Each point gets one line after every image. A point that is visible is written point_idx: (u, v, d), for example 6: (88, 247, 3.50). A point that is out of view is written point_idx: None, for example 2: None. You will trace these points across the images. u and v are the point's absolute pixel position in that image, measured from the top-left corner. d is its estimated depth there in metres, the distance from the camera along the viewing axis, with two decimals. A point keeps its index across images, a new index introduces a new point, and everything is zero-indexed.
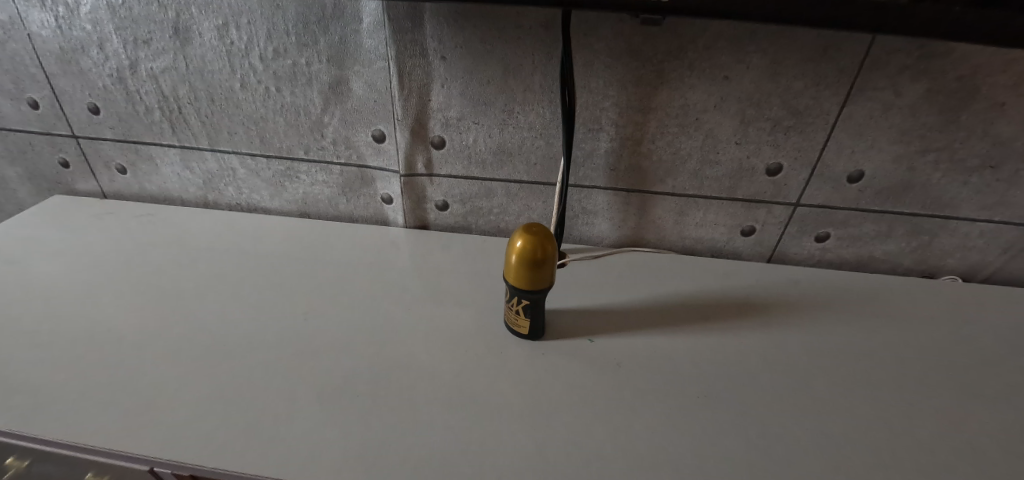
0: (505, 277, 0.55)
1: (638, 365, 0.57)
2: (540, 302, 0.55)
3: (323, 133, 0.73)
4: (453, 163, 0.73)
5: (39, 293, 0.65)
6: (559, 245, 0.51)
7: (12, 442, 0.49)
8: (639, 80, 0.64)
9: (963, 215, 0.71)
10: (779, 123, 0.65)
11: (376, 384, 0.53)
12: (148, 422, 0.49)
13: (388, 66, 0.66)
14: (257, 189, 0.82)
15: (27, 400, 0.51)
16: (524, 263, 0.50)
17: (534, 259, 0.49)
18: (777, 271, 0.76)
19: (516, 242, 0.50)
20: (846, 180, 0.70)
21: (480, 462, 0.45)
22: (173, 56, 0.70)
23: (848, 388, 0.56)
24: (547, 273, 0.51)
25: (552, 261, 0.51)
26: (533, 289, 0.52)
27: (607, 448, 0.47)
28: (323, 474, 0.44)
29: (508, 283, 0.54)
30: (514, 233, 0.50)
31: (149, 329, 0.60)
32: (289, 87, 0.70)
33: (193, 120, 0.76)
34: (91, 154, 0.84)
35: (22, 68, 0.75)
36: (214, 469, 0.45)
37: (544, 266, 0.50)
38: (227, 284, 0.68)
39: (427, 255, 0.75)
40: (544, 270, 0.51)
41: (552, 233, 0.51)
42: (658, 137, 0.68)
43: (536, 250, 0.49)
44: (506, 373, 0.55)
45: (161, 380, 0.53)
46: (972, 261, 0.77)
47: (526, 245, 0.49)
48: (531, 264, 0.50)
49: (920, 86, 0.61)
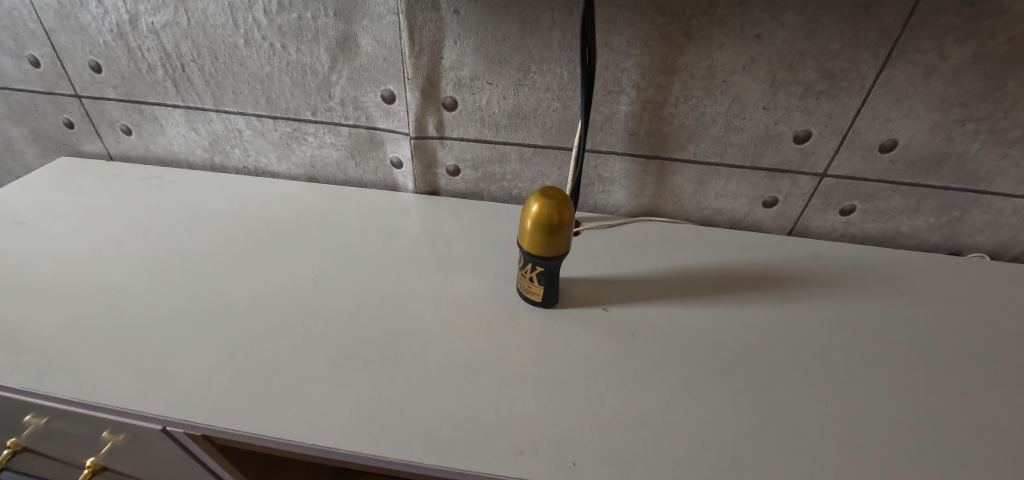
0: (519, 243, 0.53)
1: (653, 336, 0.55)
2: (555, 269, 0.53)
3: (331, 93, 0.71)
4: (465, 125, 0.70)
5: (49, 255, 0.65)
6: (576, 213, 0.49)
7: (28, 400, 0.49)
8: (664, 38, 0.60)
9: (998, 189, 0.68)
10: (812, 88, 0.62)
11: (387, 350, 0.52)
12: (161, 382, 0.48)
13: (398, 21, 0.62)
14: (264, 152, 0.80)
15: (41, 359, 0.51)
16: (540, 230, 0.48)
17: (550, 226, 0.48)
18: (798, 245, 0.74)
19: (531, 208, 0.48)
20: (878, 150, 0.66)
21: (492, 429, 0.44)
22: (174, 10, 0.67)
23: (868, 364, 0.54)
24: (564, 240, 0.49)
25: (569, 230, 0.49)
26: (548, 256, 0.50)
27: (621, 418, 0.46)
28: (335, 438, 0.43)
29: (522, 249, 0.52)
30: (530, 198, 0.48)
31: (158, 292, 0.60)
32: (295, 44, 0.67)
33: (197, 79, 0.73)
34: (95, 115, 0.82)
35: (21, 22, 0.73)
36: (226, 431, 0.45)
37: (560, 232, 0.48)
38: (236, 248, 0.67)
39: (438, 222, 0.73)
40: (560, 236, 0.49)
41: (569, 198, 0.48)
42: (681, 101, 0.65)
43: (552, 218, 0.47)
44: (518, 340, 0.54)
45: (171, 342, 0.53)
46: (1003, 239, 0.73)
47: (542, 212, 0.47)
48: (547, 232, 0.48)
49: (967, 49, 0.56)
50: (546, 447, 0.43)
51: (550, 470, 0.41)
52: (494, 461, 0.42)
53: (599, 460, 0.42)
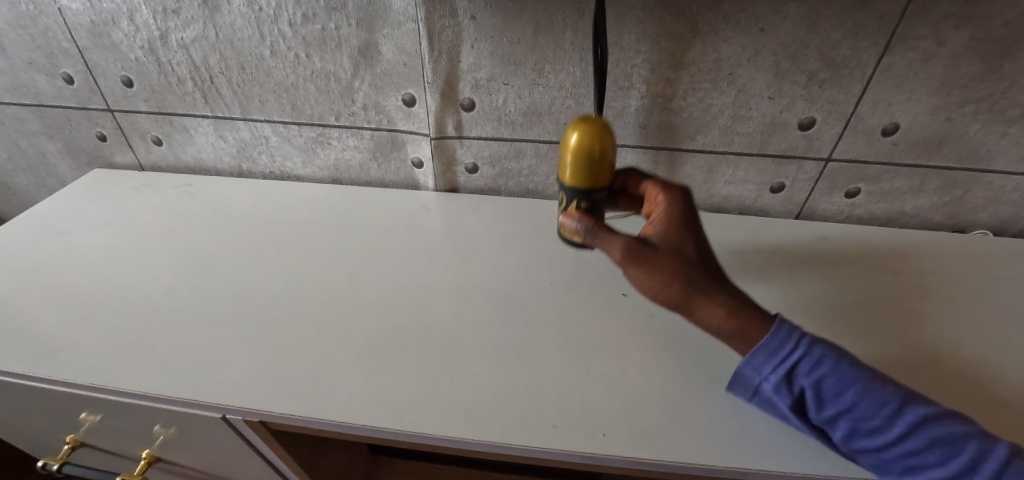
0: (561, 182, 0.55)
1: (671, 317, 0.59)
2: (598, 205, 0.55)
3: (354, 99, 0.74)
4: (483, 124, 0.74)
5: (96, 262, 0.69)
6: (616, 147, 0.52)
7: (94, 395, 0.53)
8: (671, 35, 0.63)
9: (998, 167, 0.70)
10: (815, 76, 0.64)
11: (423, 339, 0.55)
12: (217, 375, 0.52)
13: (418, 28, 0.65)
14: (290, 157, 0.84)
15: (101, 357, 0.55)
16: (581, 158, 0.51)
17: (592, 155, 0.51)
18: (806, 228, 0.77)
19: (571, 137, 0.51)
20: (881, 134, 0.69)
21: (526, 406, 0.48)
22: (203, 25, 0.70)
23: (874, 334, 0.57)
24: (606, 166, 0.52)
25: (609, 165, 0.52)
26: (592, 183, 0.53)
27: (645, 392, 0.49)
28: (382, 418, 0.47)
29: (563, 182, 0.54)
30: (569, 128, 0.52)
31: (201, 292, 0.63)
32: (319, 53, 0.70)
33: (225, 89, 0.77)
34: (127, 127, 0.86)
35: (55, 42, 0.76)
36: (281, 416, 0.49)
37: (603, 155, 0.51)
38: (271, 249, 0.71)
39: (459, 218, 0.77)
40: (603, 160, 0.51)
41: (605, 124, 0.52)
42: (689, 94, 0.68)
43: (594, 145, 0.51)
44: (544, 325, 0.57)
45: (219, 338, 0.57)
46: (1005, 215, 0.76)
47: (583, 138, 0.51)
48: (589, 159, 0.51)
49: (963, 34, 0.59)
50: (577, 421, 0.46)
51: (581, 441, 0.45)
52: (530, 435, 0.45)
53: (626, 431, 0.46)
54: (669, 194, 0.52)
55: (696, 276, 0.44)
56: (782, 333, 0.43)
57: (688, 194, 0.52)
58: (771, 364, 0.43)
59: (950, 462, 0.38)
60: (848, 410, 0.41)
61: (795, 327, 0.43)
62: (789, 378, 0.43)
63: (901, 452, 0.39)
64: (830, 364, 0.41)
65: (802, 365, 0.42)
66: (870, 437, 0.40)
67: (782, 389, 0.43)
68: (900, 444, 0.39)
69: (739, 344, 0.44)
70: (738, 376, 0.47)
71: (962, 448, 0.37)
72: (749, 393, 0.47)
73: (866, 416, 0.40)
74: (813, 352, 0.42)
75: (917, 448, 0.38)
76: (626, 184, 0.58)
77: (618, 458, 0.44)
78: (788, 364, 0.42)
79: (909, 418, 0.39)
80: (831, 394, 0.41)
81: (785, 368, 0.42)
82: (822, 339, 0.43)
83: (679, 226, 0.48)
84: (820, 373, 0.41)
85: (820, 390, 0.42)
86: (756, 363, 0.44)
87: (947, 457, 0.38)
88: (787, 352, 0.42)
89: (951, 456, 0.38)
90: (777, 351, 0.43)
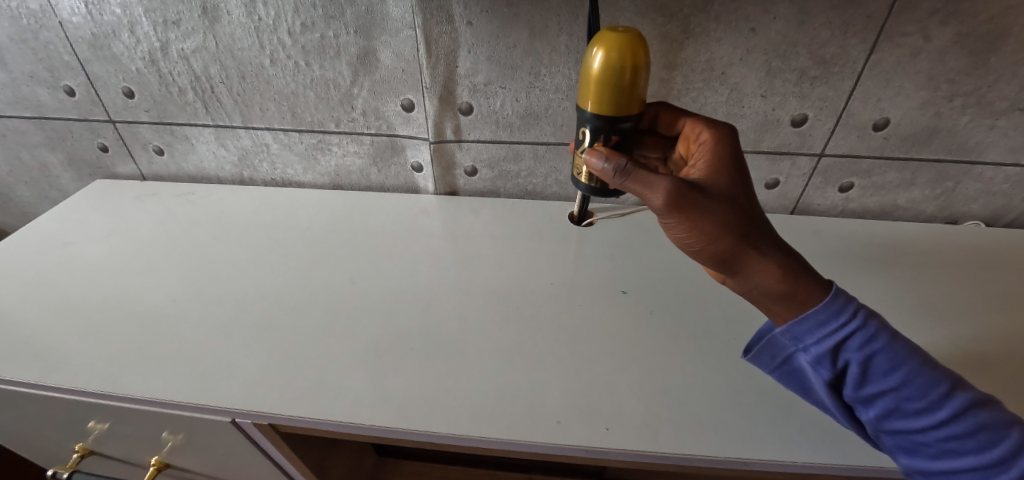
0: (582, 109, 0.48)
1: (670, 313, 0.60)
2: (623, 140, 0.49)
3: (353, 105, 0.75)
4: (481, 128, 0.75)
5: (101, 272, 0.70)
6: (650, 72, 0.45)
7: (104, 403, 0.54)
8: (665, 36, 0.65)
9: (988, 159, 0.72)
10: (806, 74, 0.66)
11: (428, 340, 0.56)
12: (226, 379, 0.53)
13: (415, 34, 0.66)
14: (291, 164, 0.85)
15: (110, 365, 0.56)
16: (607, 85, 0.45)
17: (620, 79, 0.44)
18: (801, 223, 0.78)
19: (597, 57, 0.44)
20: (872, 129, 0.70)
21: (531, 403, 0.49)
22: (203, 35, 0.71)
23: None
24: (637, 88, 0.45)
25: (638, 96, 0.46)
26: (619, 109, 0.46)
27: (647, 386, 0.50)
28: (389, 418, 0.48)
29: (583, 117, 0.48)
30: (598, 40, 0.44)
31: (208, 299, 0.64)
32: (318, 61, 0.71)
33: (225, 98, 0.78)
34: (129, 138, 0.87)
35: (56, 55, 0.77)
36: (289, 417, 0.50)
37: (635, 74, 0.44)
38: (275, 255, 0.72)
39: (459, 221, 0.78)
40: (634, 80, 0.45)
41: (641, 35, 0.44)
42: (683, 93, 0.69)
43: (622, 67, 0.44)
44: (546, 323, 0.58)
45: (227, 344, 0.57)
46: (996, 205, 0.77)
47: (610, 57, 0.43)
48: (615, 85, 0.45)
49: (949, 29, 0.60)
50: (582, 416, 0.48)
51: (587, 436, 0.46)
52: (535, 431, 0.46)
53: (630, 425, 0.47)
54: (716, 139, 0.49)
55: (748, 229, 0.42)
56: (840, 302, 0.41)
57: (737, 142, 0.49)
58: (819, 334, 0.41)
59: (992, 447, 0.37)
60: (894, 388, 0.40)
61: (851, 300, 0.41)
62: (836, 352, 0.41)
63: (941, 433, 0.38)
64: (884, 340, 0.40)
65: (854, 339, 0.40)
66: (909, 416, 0.40)
67: (824, 363, 0.42)
68: (941, 426, 0.39)
69: (784, 307, 0.43)
70: (770, 344, 0.46)
71: (1005, 435, 0.37)
72: (778, 361, 0.47)
73: (911, 397, 0.39)
74: (869, 327, 0.40)
75: (961, 431, 0.38)
76: (658, 119, 0.57)
77: (622, 451, 0.45)
78: (839, 337, 0.41)
79: (957, 402, 0.38)
80: (878, 370, 0.40)
81: (833, 340, 0.41)
82: (879, 315, 0.41)
83: (728, 174, 0.46)
84: (872, 349, 0.40)
85: (867, 366, 0.40)
86: (801, 332, 0.42)
87: (989, 443, 0.37)
88: (841, 326, 0.41)
89: (994, 442, 0.37)
90: (829, 323, 0.41)
